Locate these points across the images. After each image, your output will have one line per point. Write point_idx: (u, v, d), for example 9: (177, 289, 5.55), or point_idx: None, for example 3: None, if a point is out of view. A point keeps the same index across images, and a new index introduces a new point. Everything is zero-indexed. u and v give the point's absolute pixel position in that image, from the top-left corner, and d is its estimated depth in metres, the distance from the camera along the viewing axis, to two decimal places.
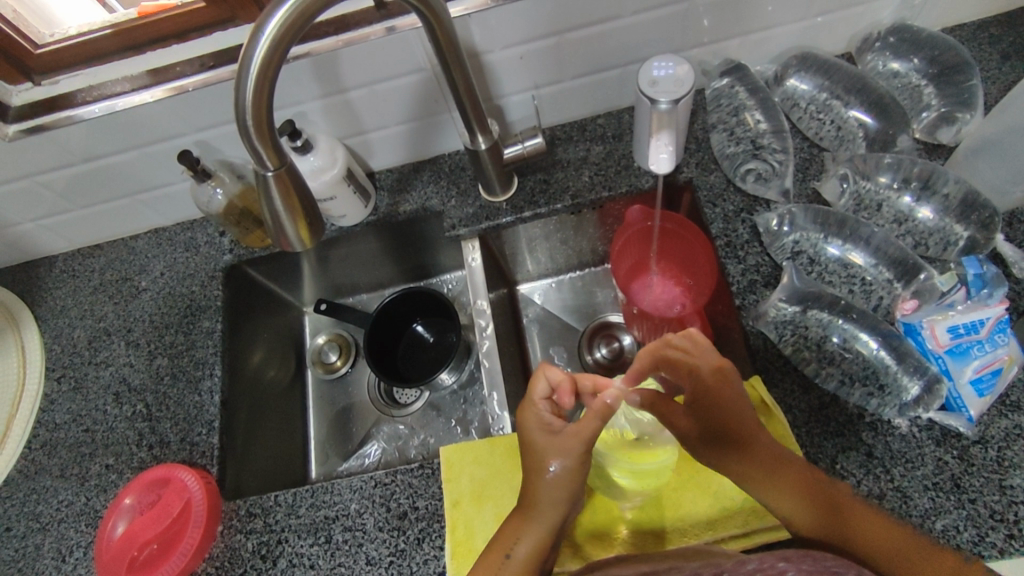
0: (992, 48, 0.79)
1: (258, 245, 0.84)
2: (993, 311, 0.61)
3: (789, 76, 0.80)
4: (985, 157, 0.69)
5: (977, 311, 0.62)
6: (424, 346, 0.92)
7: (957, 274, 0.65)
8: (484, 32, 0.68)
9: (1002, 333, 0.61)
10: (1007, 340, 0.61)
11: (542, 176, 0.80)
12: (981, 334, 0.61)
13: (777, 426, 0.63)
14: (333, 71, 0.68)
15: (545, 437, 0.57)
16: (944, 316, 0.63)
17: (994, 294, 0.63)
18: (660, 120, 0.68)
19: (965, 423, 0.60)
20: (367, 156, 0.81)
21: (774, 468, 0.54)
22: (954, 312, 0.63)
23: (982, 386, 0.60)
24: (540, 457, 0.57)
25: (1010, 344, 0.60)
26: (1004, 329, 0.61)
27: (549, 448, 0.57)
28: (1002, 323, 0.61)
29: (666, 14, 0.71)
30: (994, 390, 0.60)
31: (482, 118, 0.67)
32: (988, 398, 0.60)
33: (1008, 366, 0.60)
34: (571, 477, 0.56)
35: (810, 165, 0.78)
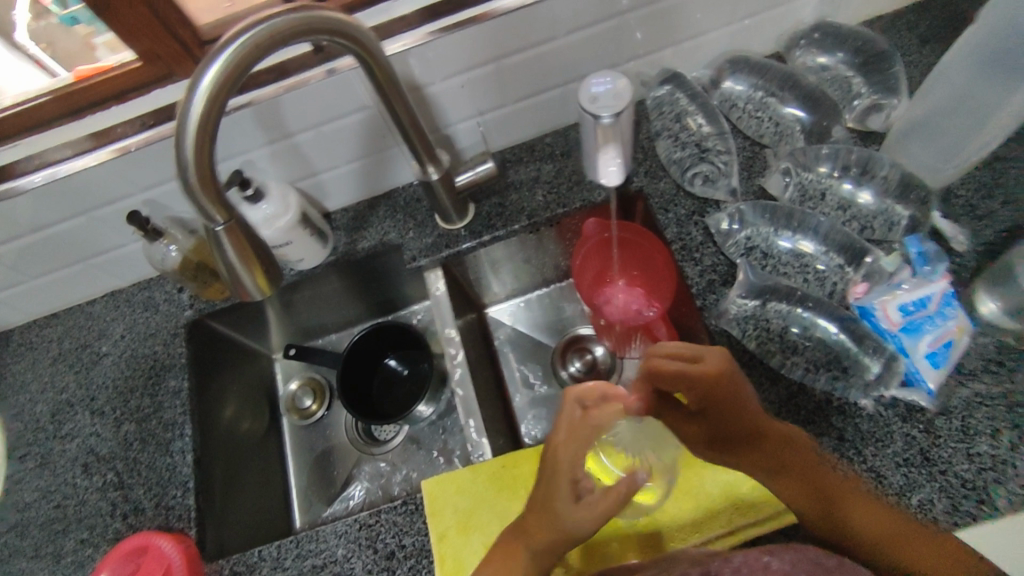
0: (909, 35, 0.83)
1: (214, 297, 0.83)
2: (935, 286, 0.63)
3: (725, 79, 0.83)
4: (917, 138, 0.71)
5: (920, 288, 0.64)
6: (398, 380, 0.92)
7: (899, 256, 0.67)
8: (422, 65, 0.69)
9: (946, 307, 0.63)
10: (950, 310, 0.63)
11: (496, 200, 0.80)
12: (928, 310, 0.63)
13: None
14: (277, 117, 0.68)
15: (566, 500, 0.55)
16: (892, 297, 0.64)
17: (936, 270, 0.64)
18: (605, 133, 0.69)
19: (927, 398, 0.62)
20: (321, 198, 0.81)
21: (784, 457, 0.57)
22: (901, 292, 0.64)
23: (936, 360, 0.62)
24: (554, 514, 0.55)
25: (958, 315, 0.63)
26: (947, 301, 0.63)
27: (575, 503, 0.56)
28: (944, 297, 0.63)
29: (600, 31, 0.73)
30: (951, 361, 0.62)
31: (430, 149, 0.67)
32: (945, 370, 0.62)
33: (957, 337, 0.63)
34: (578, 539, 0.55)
35: (754, 163, 0.79)
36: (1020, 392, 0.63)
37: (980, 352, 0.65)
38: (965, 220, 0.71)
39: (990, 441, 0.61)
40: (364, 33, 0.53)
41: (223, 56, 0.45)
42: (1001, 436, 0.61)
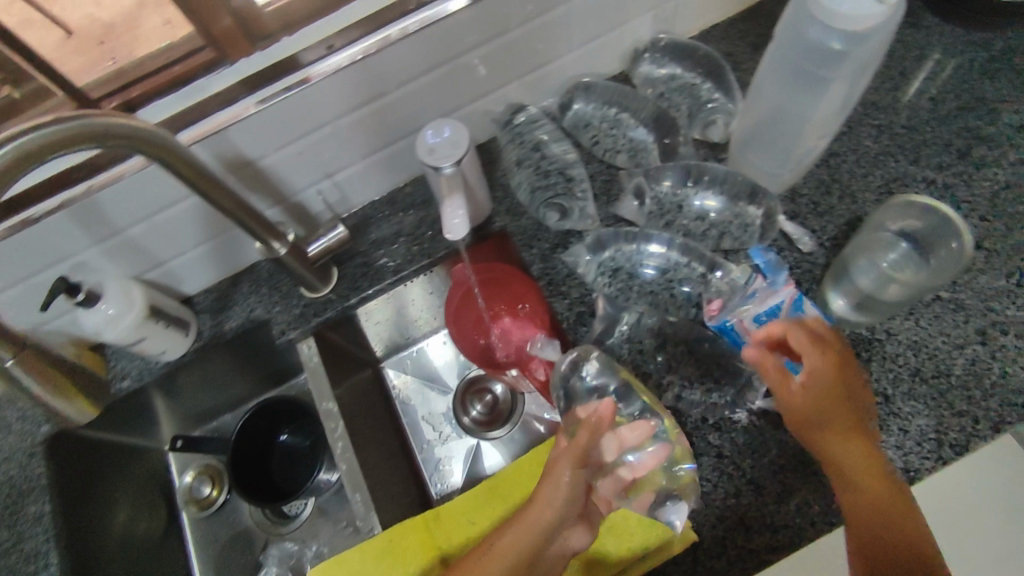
0: (742, 42, 0.86)
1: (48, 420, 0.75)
2: (786, 293, 0.65)
3: (575, 104, 0.83)
4: (752, 149, 0.73)
5: (770, 298, 0.65)
6: (297, 453, 0.88)
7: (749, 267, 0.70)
8: (247, 141, 0.66)
9: (798, 311, 0.65)
10: (802, 315, 0.64)
11: (361, 260, 0.79)
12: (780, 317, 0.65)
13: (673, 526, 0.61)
14: (99, 216, 0.63)
15: None
16: (744, 312, 0.65)
17: (780, 279, 0.68)
18: (449, 183, 0.67)
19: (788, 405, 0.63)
20: (176, 284, 0.77)
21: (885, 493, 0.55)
22: (756, 304, 0.66)
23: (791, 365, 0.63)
24: None
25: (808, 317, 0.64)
26: (800, 307, 0.65)
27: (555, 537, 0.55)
28: (798, 304, 0.65)
29: (436, 78, 0.72)
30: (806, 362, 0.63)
31: (268, 225, 0.65)
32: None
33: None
34: None
35: (610, 188, 0.80)
36: (876, 381, 0.65)
37: None
38: (812, 219, 0.73)
39: None
40: (159, 134, 0.50)
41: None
42: None
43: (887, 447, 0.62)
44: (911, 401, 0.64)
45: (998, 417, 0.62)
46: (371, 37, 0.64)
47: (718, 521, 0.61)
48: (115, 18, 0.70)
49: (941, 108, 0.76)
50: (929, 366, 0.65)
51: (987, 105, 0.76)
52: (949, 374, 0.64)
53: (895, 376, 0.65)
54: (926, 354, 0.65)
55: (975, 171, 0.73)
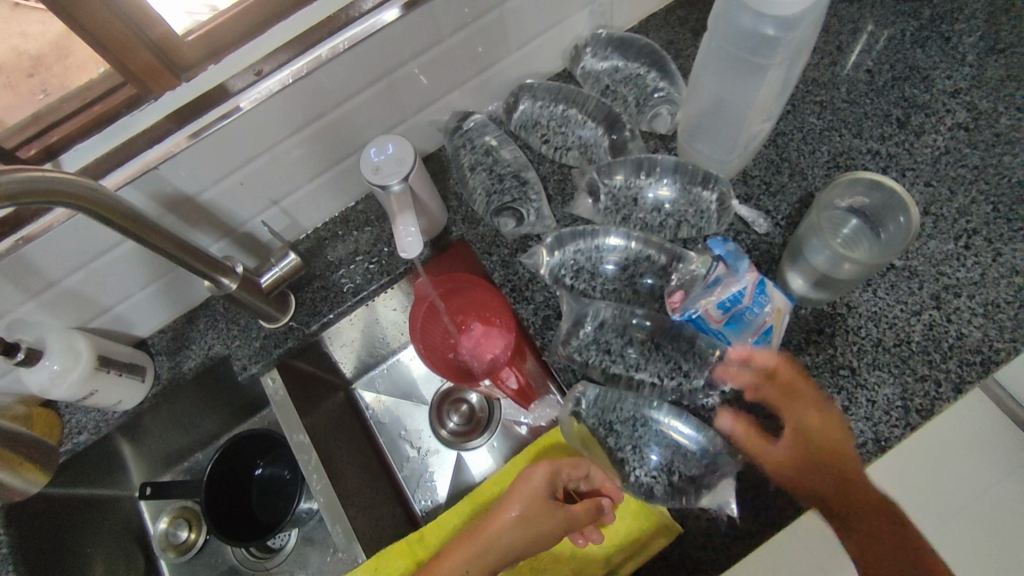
0: (683, 29, 0.86)
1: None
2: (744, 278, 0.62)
3: (522, 105, 0.82)
4: (700, 138, 0.73)
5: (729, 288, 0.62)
6: (275, 486, 0.86)
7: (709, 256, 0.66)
8: (184, 178, 0.64)
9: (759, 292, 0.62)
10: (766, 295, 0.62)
11: (319, 284, 0.76)
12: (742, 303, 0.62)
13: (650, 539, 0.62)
14: (31, 270, 0.60)
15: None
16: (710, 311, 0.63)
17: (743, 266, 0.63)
18: (399, 202, 0.66)
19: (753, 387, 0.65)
20: (126, 328, 0.74)
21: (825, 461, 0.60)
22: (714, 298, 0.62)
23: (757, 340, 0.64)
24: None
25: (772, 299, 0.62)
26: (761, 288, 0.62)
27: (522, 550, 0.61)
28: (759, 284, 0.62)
29: (375, 93, 0.71)
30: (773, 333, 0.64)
31: (215, 263, 0.63)
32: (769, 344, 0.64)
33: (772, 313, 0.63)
34: None
35: (565, 186, 0.80)
36: (841, 355, 0.66)
37: (802, 325, 0.68)
38: (764, 199, 0.74)
39: None
40: (50, 176, 0.45)
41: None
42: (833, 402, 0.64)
43: (857, 420, 0.63)
44: (876, 370, 0.65)
45: (959, 378, 0.64)
46: (301, 59, 0.62)
47: (699, 512, 0.62)
48: (42, 48, 0.69)
49: (877, 80, 0.78)
50: (890, 335, 0.66)
51: (921, 73, 0.77)
52: (909, 341, 0.66)
53: (859, 348, 0.66)
54: (886, 324, 0.67)
55: (916, 139, 0.74)
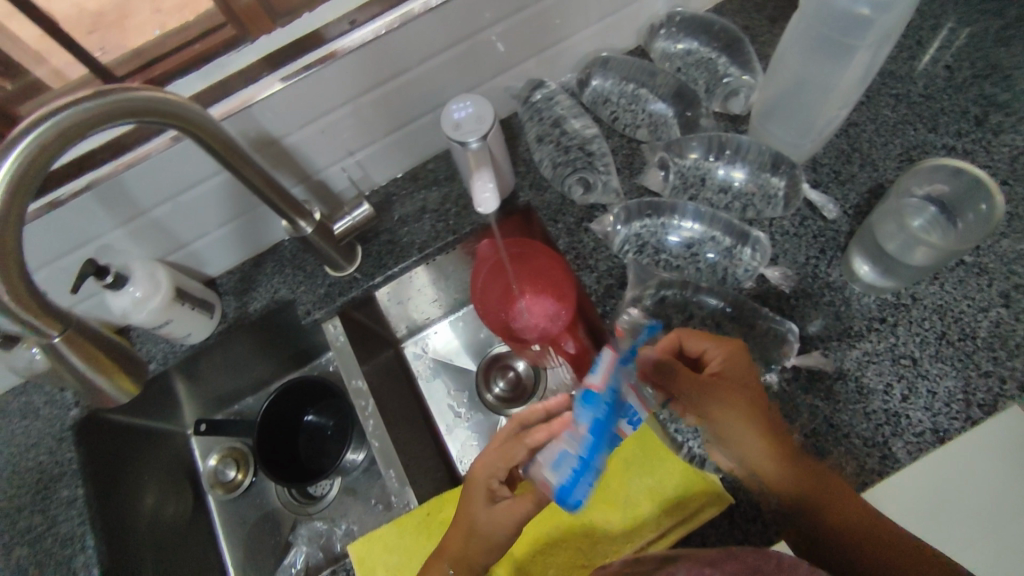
0: (759, 15, 0.85)
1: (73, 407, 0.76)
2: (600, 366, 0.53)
3: (593, 79, 0.83)
4: (773, 119, 0.73)
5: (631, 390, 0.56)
6: (323, 434, 0.89)
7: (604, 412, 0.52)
8: (274, 119, 0.66)
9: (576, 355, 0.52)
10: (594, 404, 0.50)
11: (386, 238, 0.79)
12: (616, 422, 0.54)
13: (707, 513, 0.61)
14: (125, 196, 0.63)
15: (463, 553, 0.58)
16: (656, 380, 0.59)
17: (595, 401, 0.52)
18: (476, 158, 0.67)
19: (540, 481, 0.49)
20: (198, 266, 0.77)
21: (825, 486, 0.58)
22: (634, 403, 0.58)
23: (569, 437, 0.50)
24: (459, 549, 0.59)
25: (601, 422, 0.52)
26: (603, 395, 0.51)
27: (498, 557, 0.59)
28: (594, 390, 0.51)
29: (457, 53, 0.72)
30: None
31: (296, 204, 0.65)
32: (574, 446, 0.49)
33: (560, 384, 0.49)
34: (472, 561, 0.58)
35: (633, 160, 0.80)
36: (903, 344, 0.66)
37: (865, 312, 0.68)
38: (834, 186, 0.74)
39: (883, 396, 0.64)
40: (173, 100, 0.48)
41: (3, 172, 0.40)
42: (892, 390, 0.64)
43: (916, 408, 0.63)
44: (938, 362, 0.65)
45: None
46: (394, 12, 0.64)
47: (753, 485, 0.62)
48: None
49: (957, 76, 0.77)
50: (954, 329, 0.66)
51: (1004, 72, 0.76)
52: (974, 337, 0.65)
53: (921, 339, 0.66)
54: (951, 318, 0.66)
55: (994, 137, 0.73)
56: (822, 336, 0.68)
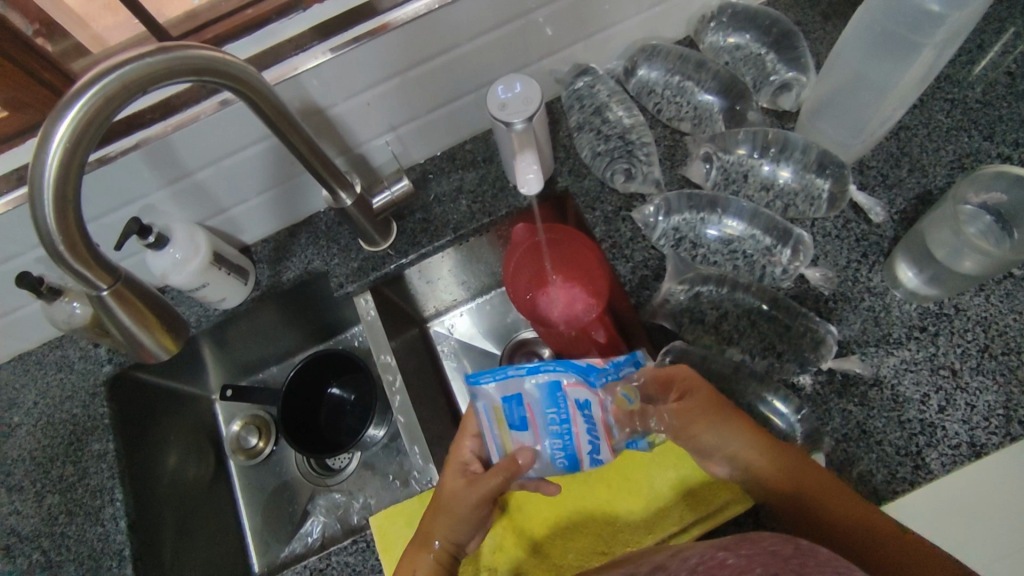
0: (813, 10, 0.83)
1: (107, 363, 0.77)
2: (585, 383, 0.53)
3: (639, 67, 0.82)
4: (824, 117, 0.72)
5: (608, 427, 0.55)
6: (345, 407, 0.90)
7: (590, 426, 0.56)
8: (322, 88, 0.66)
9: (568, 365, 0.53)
10: (558, 408, 0.53)
11: (421, 215, 0.78)
12: (581, 447, 0.54)
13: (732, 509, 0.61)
14: (171, 158, 0.64)
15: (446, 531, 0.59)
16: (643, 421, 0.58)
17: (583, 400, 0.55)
18: (520, 140, 0.67)
19: (495, 452, 0.56)
20: (235, 232, 0.78)
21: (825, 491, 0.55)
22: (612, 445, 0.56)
23: (525, 431, 0.54)
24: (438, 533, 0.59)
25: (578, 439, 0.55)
26: (573, 410, 0.53)
27: (465, 536, 0.60)
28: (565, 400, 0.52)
29: (505, 33, 0.71)
30: (500, 384, 0.53)
31: (339, 176, 0.65)
32: (529, 438, 0.54)
33: (523, 375, 0.52)
34: (452, 534, 0.59)
35: (675, 151, 0.80)
36: (943, 354, 0.65)
37: (905, 320, 0.67)
38: (881, 190, 0.73)
39: (919, 406, 0.63)
40: (232, 62, 0.48)
41: (67, 123, 0.40)
42: (929, 400, 0.63)
43: (953, 420, 0.62)
44: (979, 375, 0.63)
45: None
46: None
47: None
48: None
49: (1017, 83, 0.75)
50: (997, 343, 0.64)
51: None
52: (1018, 352, 0.64)
53: (962, 351, 0.64)
54: (995, 331, 0.65)
55: None
56: (859, 341, 0.67)
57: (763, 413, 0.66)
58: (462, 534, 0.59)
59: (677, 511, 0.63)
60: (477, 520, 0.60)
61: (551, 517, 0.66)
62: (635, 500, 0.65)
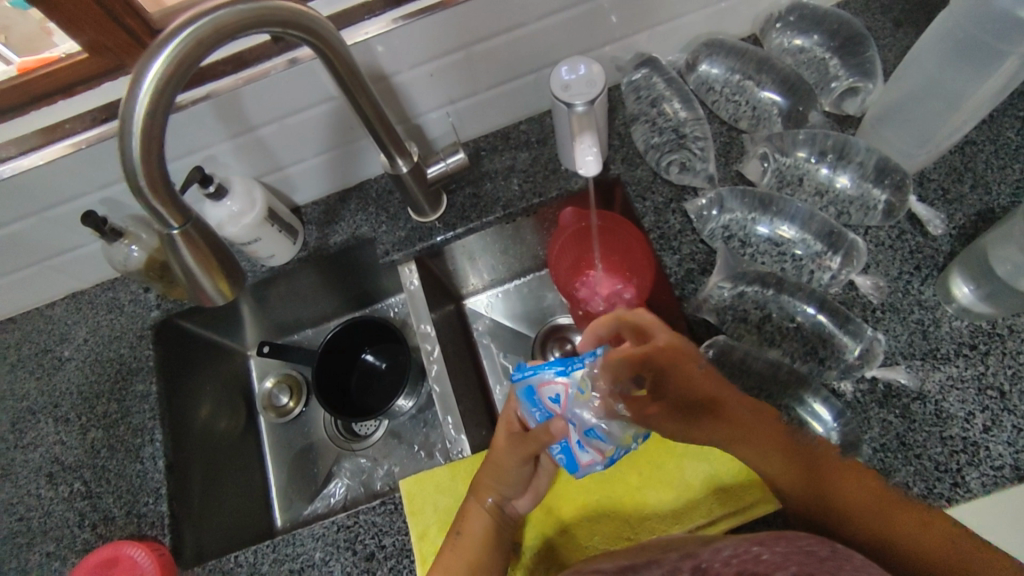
0: (884, 17, 0.82)
1: (155, 308, 0.80)
2: (558, 380, 0.57)
3: (700, 62, 0.81)
4: (889, 123, 0.71)
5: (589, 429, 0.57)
6: (377, 374, 0.91)
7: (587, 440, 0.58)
8: (389, 53, 0.67)
9: (550, 366, 0.57)
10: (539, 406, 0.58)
11: (471, 191, 0.79)
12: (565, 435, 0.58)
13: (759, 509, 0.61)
14: (238, 111, 0.66)
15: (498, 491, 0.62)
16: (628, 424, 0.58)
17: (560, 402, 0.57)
18: (579, 122, 0.67)
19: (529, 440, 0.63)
20: (289, 191, 0.79)
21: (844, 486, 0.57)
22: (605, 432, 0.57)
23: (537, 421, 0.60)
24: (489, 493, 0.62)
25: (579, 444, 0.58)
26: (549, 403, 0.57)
27: (515, 493, 0.63)
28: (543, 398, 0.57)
29: (570, 16, 0.71)
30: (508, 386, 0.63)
31: (399, 142, 0.65)
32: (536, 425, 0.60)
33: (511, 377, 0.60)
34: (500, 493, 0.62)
35: (731, 148, 0.79)
36: (992, 375, 0.63)
37: (954, 336, 0.66)
38: (941, 203, 0.71)
39: (963, 424, 0.62)
40: (315, 19, 0.49)
41: (160, 65, 0.41)
42: (973, 419, 0.62)
43: (998, 442, 0.61)
44: None
45: None
46: None
47: None
48: None
49: None
50: None
51: None
52: None
53: (1013, 373, 0.63)
54: None
55: None
56: (905, 353, 0.66)
57: (803, 417, 0.64)
58: (510, 491, 0.63)
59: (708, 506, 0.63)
60: (524, 476, 0.63)
61: (578, 500, 0.66)
62: (665, 492, 0.65)
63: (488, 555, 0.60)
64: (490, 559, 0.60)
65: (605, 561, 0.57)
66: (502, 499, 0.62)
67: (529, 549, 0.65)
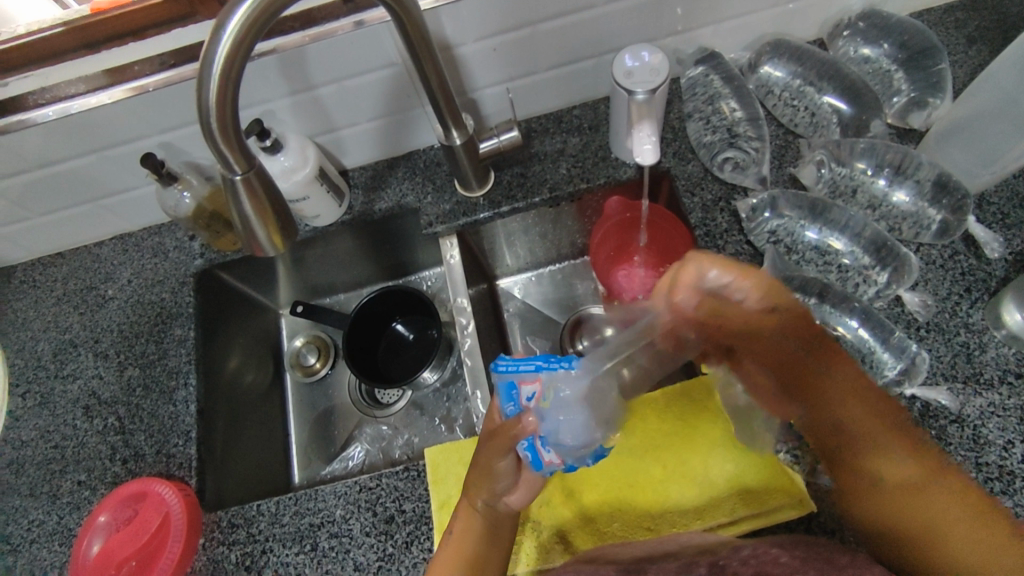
0: (958, 32, 0.80)
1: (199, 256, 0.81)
2: (539, 375, 0.52)
3: (763, 63, 0.80)
4: (954, 141, 0.69)
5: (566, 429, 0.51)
6: (404, 345, 0.92)
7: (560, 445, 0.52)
8: (455, 25, 0.67)
9: (530, 361, 0.53)
10: (512, 403, 0.53)
11: (519, 170, 0.79)
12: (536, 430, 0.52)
13: (782, 514, 0.60)
14: (301, 68, 0.67)
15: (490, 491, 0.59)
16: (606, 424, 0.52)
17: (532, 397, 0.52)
18: (639, 111, 0.66)
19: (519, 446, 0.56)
20: (339, 154, 0.80)
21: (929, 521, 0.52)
22: (581, 436, 0.51)
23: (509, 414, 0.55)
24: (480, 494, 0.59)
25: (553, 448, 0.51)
26: (523, 399, 0.52)
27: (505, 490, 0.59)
28: (519, 391, 0.53)
29: (638, 3, 0.71)
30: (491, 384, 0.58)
31: (456, 114, 0.65)
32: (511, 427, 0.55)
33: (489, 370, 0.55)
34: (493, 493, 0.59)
35: (786, 152, 0.78)
36: None
37: (999, 362, 0.64)
38: (999, 226, 0.70)
39: (1000, 451, 0.61)
40: None
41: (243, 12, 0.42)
42: (1012, 448, 0.61)
43: None
44: None
45: None
46: None
47: None
48: None
49: None
50: None
51: None
52: None
53: None
54: None
55: None
56: (947, 374, 0.64)
57: None
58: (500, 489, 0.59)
59: (728, 505, 0.63)
60: (510, 471, 0.59)
61: (600, 487, 0.67)
62: (689, 487, 0.65)
63: (483, 555, 0.58)
64: (486, 555, 0.58)
65: (623, 550, 0.57)
66: (492, 498, 0.59)
67: (545, 530, 0.65)
